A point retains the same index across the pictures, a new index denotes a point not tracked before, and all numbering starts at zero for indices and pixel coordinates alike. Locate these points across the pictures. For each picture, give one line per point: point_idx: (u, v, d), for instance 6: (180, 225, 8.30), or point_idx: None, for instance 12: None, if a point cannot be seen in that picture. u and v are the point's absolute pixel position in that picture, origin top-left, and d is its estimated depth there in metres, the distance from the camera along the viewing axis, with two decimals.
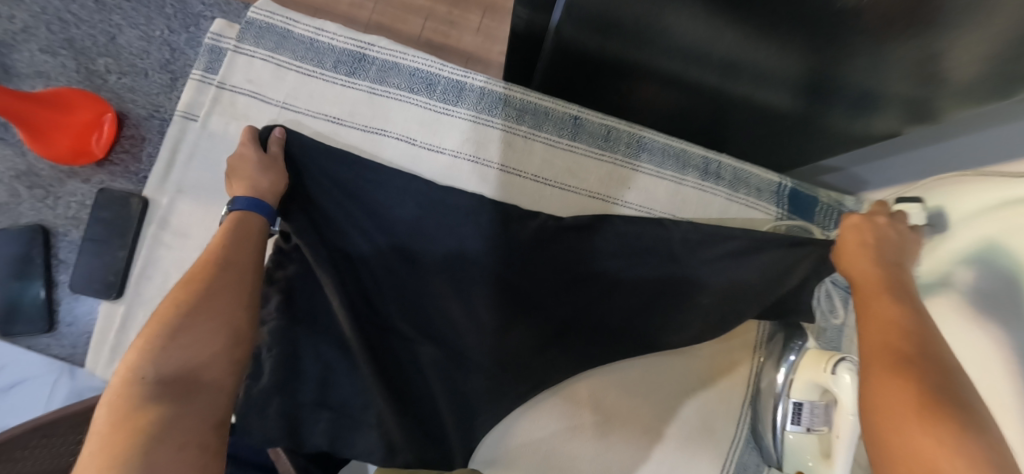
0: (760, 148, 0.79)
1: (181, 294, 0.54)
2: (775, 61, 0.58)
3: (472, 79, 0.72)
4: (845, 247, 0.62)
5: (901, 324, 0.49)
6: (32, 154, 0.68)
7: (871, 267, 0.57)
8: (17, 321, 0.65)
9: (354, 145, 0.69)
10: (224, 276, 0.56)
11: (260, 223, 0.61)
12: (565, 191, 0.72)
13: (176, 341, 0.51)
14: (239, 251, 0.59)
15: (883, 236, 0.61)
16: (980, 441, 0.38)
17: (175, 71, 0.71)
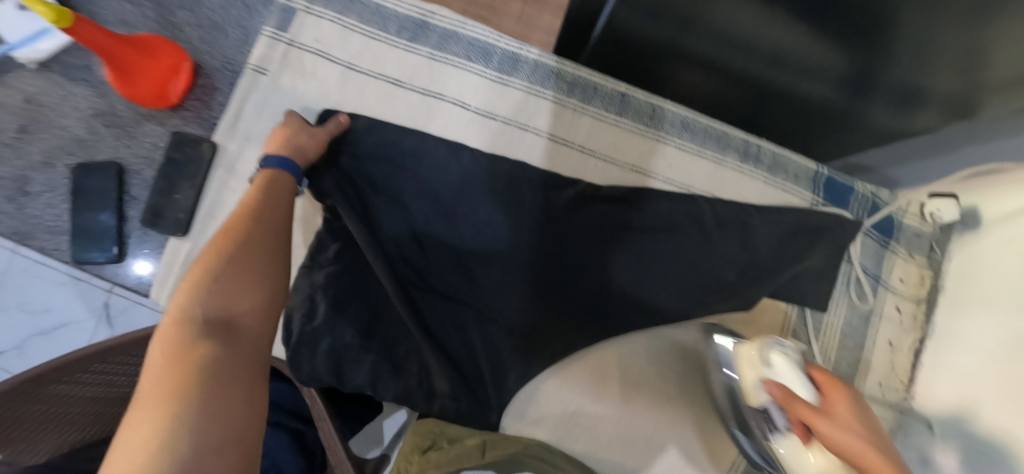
0: (796, 136, 0.80)
1: (221, 243, 0.54)
2: (823, 55, 0.60)
3: (527, 51, 0.75)
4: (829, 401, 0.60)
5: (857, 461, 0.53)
6: (112, 95, 0.72)
7: (860, 421, 0.57)
8: (91, 249, 0.69)
9: (411, 107, 0.73)
10: (261, 228, 0.57)
11: (292, 181, 0.63)
12: (608, 164, 0.75)
13: (217, 288, 0.51)
14: (276, 206, 0.60)
15: (849, 396, 0.60)
16: None
17: (247, 27, 0.75)
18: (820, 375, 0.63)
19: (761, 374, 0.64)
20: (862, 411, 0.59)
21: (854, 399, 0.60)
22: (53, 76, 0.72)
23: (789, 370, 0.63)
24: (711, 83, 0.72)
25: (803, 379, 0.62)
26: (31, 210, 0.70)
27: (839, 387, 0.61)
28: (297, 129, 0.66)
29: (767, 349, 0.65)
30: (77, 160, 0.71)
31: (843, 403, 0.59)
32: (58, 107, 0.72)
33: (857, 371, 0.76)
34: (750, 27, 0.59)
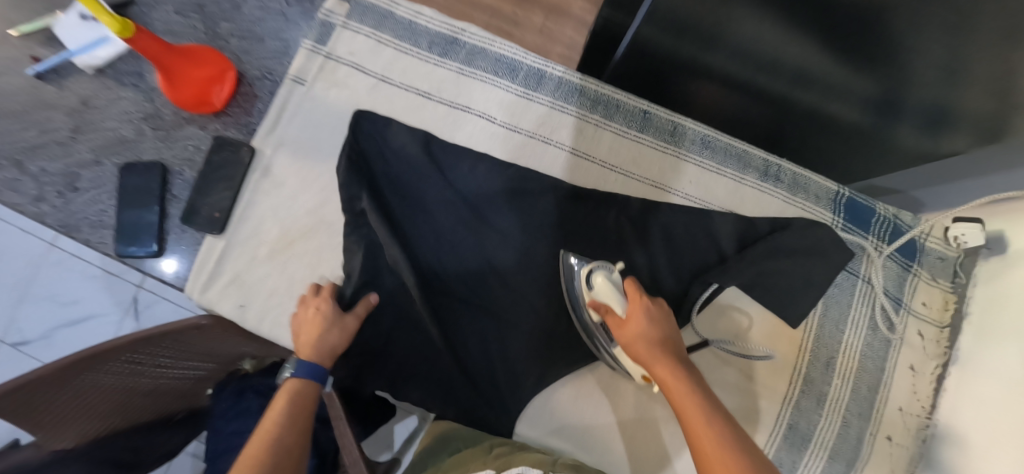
0: (829, 157, 0.84)
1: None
2: (841, 72, 0.67)
3: (552, 68, 0.77)
4: (626, 322, 0.62)
5: (714, 408, 0.55)
6: (159, 100, 0.77)
7: (670, 369, 0.58)
8: (131, 242, 0.73)
9: (439, 118, 0.76)
10: (276, 462, 0.55)
11: (315, 389, 0.62)
12: (628, 178, 0.76)
13: None
14: (293, 433, 0.57)
15: (655, 315, 0.63)
16: None
17: (288, 40, 0.79)
18: (631, 289, 0.63)
19: (586, 288, 0.66)
20: (662, 336, 0.61)
21: (648, 313, 0.62)
22: (108, 80, 0.77)
23: (606, 290, 0.64)
24: (716, 90, 0.80)
25: (617, 296, 0.63)
26: (77, 204, 0.74)
27: (643, 303, 0.63)
28: (324, 319, 0.66)
29: (594, 271, 0.65)
30: (123, 158, 0.75)
31: (642, 316, 0.62)
32: (109, 108, 0.76)
33: (878, 395, 0.74)
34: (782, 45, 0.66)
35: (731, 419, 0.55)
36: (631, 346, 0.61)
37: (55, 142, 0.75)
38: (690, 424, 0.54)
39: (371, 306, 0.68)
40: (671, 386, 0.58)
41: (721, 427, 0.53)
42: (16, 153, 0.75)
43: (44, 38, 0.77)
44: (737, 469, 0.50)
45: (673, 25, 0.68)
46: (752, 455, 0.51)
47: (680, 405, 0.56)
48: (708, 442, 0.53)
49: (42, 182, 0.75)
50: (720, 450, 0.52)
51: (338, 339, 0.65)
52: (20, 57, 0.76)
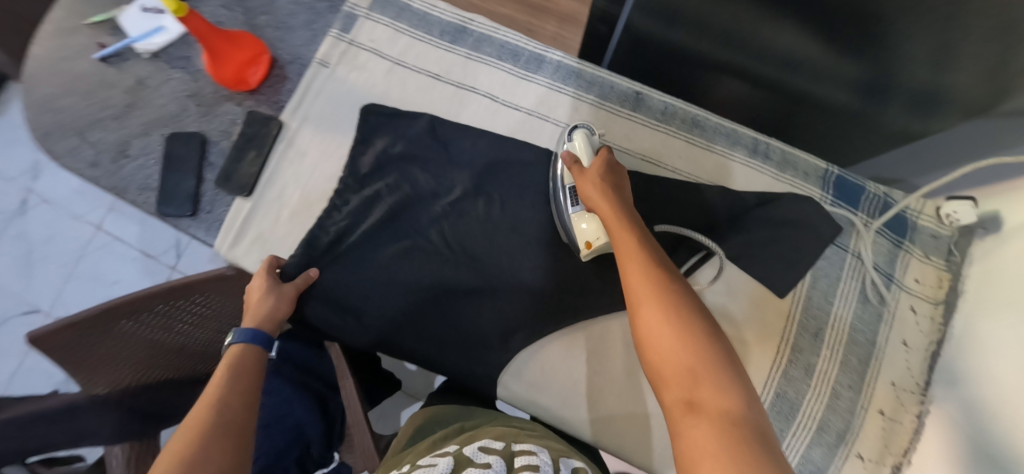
0: (831, 138, 0.87)
1: (189, 431, 0.54)
2: (815, 53, 0.72)
3: (551, 53, 0.84)
4: (582, 167, 0.68)
5: (641, 232, 0.58)
6: (203, 81, 0.87)
7: (609, 197, 0.63)
8: (172, 202, 0.82)
9: (447, 97, 0.83)
10: (227, 408, 0.57)
11: (259, 348, 0.64)
12: (622, 152, 0.80)
13: (193, 454, 0.52)
14: (241, 385, 0.60)
15: (611, 164, 0.68)
16: (685, 304, 0.51)
17: (317, 30, 0.88)
18: (601, 146, 0.70)
19: (564, 144, 0.75)
20: (613, 173, 0.67)
21: (608, 163, 0.67)
22: (160, 64, 0.88)
23: (578, 147, 0.72)
24: (720, 84, 0.86)
25: (587, 154, 0.71)
26: (127, 169, 0.84)
27: (602, 152, 0.69)
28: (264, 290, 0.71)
29: (575, 130, 0.73)
30: (169, 130, 0.85)
31: (598, 161, 0.68)
32: (161, 88, 0.87)
33: (869, 368, 0.74)
34: (786, 42, 0.73)
35: (663, 258, 0.56)
36: (584, 185, 0.66)
37: (112, 117, 0.86)
38: (614, 235, 0.59)
39: (309, 280, 0.75)
40: (608, 217, 0.61)
41: (642, 246, 0.56)
42: (79, 125, 0.86)
43: (110, 28, 0.89)
44: (642, 270, 0.54)
45: (660, 12, 0.75)
46: (667, 278, 0.53)
47: (619, 238, 0.58)
48: (628, 252, 0.56)
49: (98, 150, 0.85)
50: (640, 269, 0.53)
51: (279, 305, 0.70)
52: (88, 44, 0.88)
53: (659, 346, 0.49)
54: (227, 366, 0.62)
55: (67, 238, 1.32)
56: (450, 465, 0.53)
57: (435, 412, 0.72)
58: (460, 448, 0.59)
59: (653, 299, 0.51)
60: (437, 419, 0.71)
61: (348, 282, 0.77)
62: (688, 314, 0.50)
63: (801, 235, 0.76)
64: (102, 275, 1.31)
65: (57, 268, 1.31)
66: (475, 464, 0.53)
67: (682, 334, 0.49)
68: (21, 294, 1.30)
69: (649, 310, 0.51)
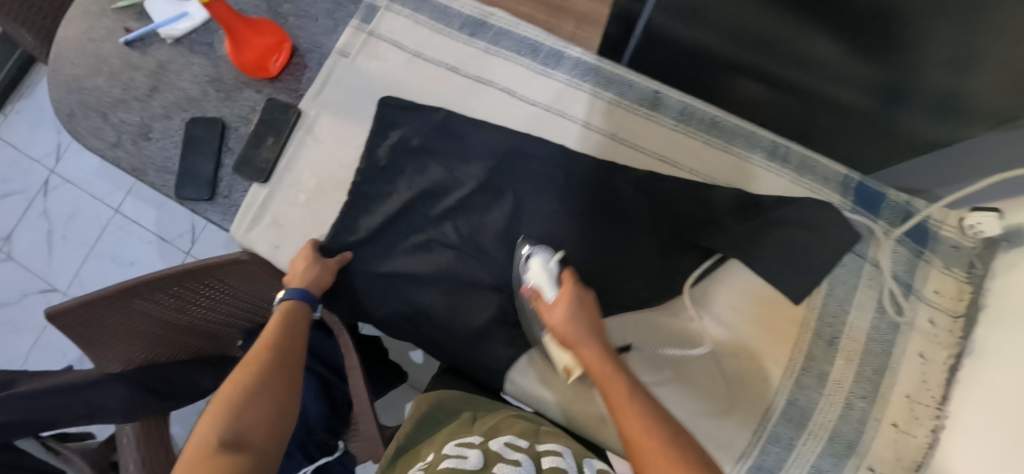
0: (853, 144, 0.84)
1: (242, 376, 0.60)
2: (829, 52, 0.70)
3: (570, 50, 0.83)
4: (554, 312, 0.64)
5: (628, 379, 0.59)
6: (223, 67, 0.86)
7: (590, 340, 0.62)
8: (190, 186, 0.83)
9: (464, 89, 0.82)
10: (277, 358, 0.63)
11: (304, 308, 0.70)
12: (638, 151, 0.79)
13: (247, 399, 0.57)
14: (290, 340, 0.65)
15: (583, 296, 0.65)
16: (691, 448, 0.53)
17: (337, 18, 0.87)
18: (565, 276, 0.66)
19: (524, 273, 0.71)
20: (585, 311, 0.64)
21: (577, 296, 0.65)
22: (182, 49, 0.88)
23: (540, 275, 0.67)
24: (734, 80, 0.84)
25: (550, 285, 0.66)
26: (148, 152, 0.85)
27: (572, 286, 0.65)
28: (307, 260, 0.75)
29: (532, 258, 0.70)
30: (190, 114, 0.85)
31: (568, 298, 0.64)
32: (182, 72, 0.87)
33: (884, 380, 0.73)
34: (800, 38, 0.70)
35: (654, 402, 0.57)
36: (559, 331, 0.63)
37: (135, 100, 0.86)
38: (602, 384, 0.59)
39: (345, 260, 0.77)
40: (598, 366, 0.60)
41: (636, 395, 0.57)
42: (104, 107, 0.86)
43: (135, 12, 0.89)
44: (640, 424, 0.54)
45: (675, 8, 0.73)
46: (666, 432, 0.54)
47: (608, 390, 0.58)
48: (619, 397, 0.57)
49: (121, 131, 0.86)
50: (643, 428, 0.54)
51: (320, 274, 0.74)
52: (114, 27, 0.88)
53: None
54: (279, 321, 0.67)
55: (87, 218, 1.35)
56: (479, 460, 0.51)
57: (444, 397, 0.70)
58: (484, 440, 0.57)
59: (659, 453, 0.52)
60: (444, 404, 0.68)
61: (362, 269, 0.78)
62: (699, 461, 0.52)
63: (823, 241, 0.74)
64: (120, 256, 1.33)
65: (77, 247, 1.34)
66: (505, 461, 0.51)
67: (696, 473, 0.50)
68: (43, 271, 1.34)
69: (653, 460, 0.52)
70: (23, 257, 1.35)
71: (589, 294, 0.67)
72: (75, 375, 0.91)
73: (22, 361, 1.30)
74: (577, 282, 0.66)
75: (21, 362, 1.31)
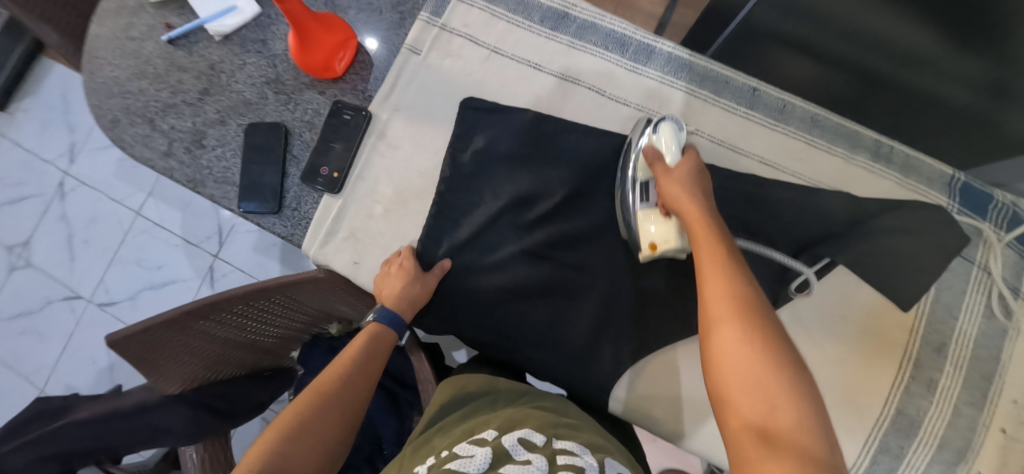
0: (956, 140, 0.81)
1: (314, 393, 0.64)
2: (936, 49, 0.68)
3: (661, 44, 0.78)
4: (667, 168, 0.63)
5: (728, 250, 0.55)
6: (282, 66, 0.80)
7: (699, 197, 0.60)
8: (254, 200, 0.77)
9: (549, 89, 0.78)
10: (349, 386, 0.66)
11: (392, 338, 0.71)
12: (737, 154, 0.76)
13: (309, 424, 0.61)
14: (368, 368, 0.68)
15: (699, 169, 0.64)
16: (770, 333, 0.50)
17: (404, 12, 0.82)
18: (688, 151, 0.65)
19: (646, 134, 0.69)
20: (699, 181, 0.63)
21: (695, 166, 0.63)
22: (234, 47, 0.81)
23: (666, 141, 0.66)
24: (836, 82, 0.82)
25: (676, 148, 0.65)
26: (204, 161, 0.79)
27: (691, 158, 0.64)
28: (405, 273, 0.71)
29: (663, 123, 0.67)
30: (247, 119, 0.79)
31: (684, 163, 0.64)
32: (235, 73, 0.80)
33: (991, 384, 0.72)
34: (898, 37, 0.69)
35: (756, 291, 0.52)
36: (666, 183, 0.62)
37: (185, 103, 0.80)
38: (698, 241, 0.57)
39: (443, 272, 0.73)
40: (698, 225, 0.58)
41: (731, 265, 0.54)
42: (150, 112, 0.80)
43: (176, 7, 0.82)
44: (725, 287, 0.52)
45: (785, 5, 0.73)
46: (758, 322, 0.50)
47: (700, 250, 0.56)
48: (710, 262, 0.54)
49: (172, 139, 0.79)
50: (725, 288, 0.52)
51: (416, 296, 0.71)
52: (154, 24, 0.82)
53: (733, 367, 0.49)
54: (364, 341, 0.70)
55: (108, 222, 1.29)
56: (486, 459, 0.53)
57: (471, 383, 0.73)
58: (499, 435, 0.58)
59: (731, 324, 0.50)
60: (468, 392, 0.72)
61: (454, 286, 0.74)
62: (773, 347, 0.49)
63: (939, 249, 0.71)
64: (146, 260, 1.28)
65: (99, 252, 1.29)
66: (514, 461, 0.53)
67: (755, 355, 0.49)
68: (66, 278, 1.29)
69: (738, 355, 0.49)
70: (42, 264, 1.30)
71: (705, 171, 0.65)
72: (133, 396, 0.86)
73: (51, 369, 1.27)
74: (696, 156, 0.65)
75: (50, 370, 1.28)
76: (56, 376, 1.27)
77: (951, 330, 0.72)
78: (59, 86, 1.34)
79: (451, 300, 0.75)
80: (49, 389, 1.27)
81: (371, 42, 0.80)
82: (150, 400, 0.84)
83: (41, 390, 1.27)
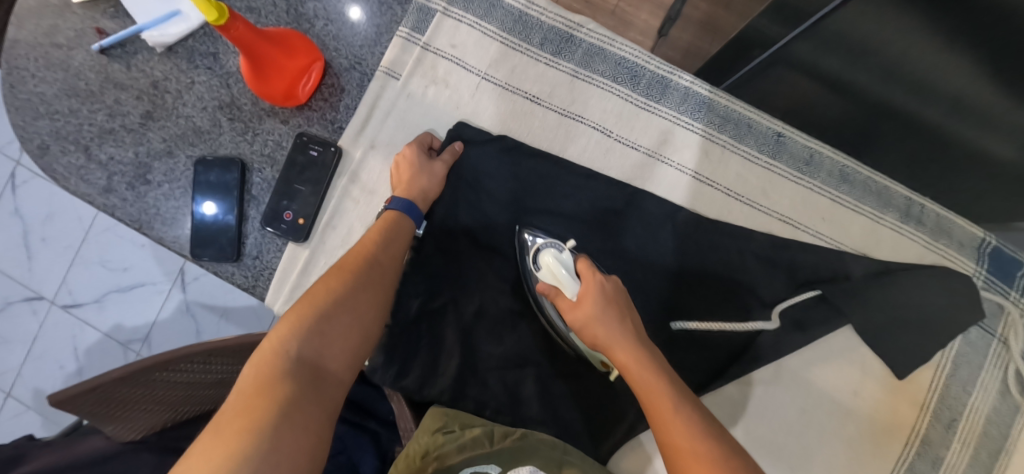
0: None
1: (336, 276, 0.56)
2: (994, 99, 0.54)
3: (678, 76, 0.69)
4: (575, 300, 0.59)
5: (667, 378, 0.53)
6: (237, 88, 0.69)
7: (625, 333, 0.56)
8: (207, 247, 0.67)
9: (549, 128, 0.69)
10: (371, 269, 0.58)
11: (410, 226, 0.63)
12: (755, 209, 0.68)
13: (332, 314, 0.53)
14: (389, 251, 0.60)
15: (609, 288, 0.59)
16: None
17: (381, 25, 0.69)
18: (581, 266, 0.60)
19: (535, 271, 0.63)
20: (613, 301, 0.58)
21: (604, 291, 0.58)
22: (179, 61, 0.69)
23: (556, 272, 0.60)
24: (850, 119, 0.69)
25: (566, 275, 0.60)
26: (151, 199, 0.69)
27: (595, 275, 0.59)
28: (412, 165, 0.65)
29: (540, 253, 0.62)
30: (199, 151, 0.69)
31: (593, 290, 0.58)
32: (183, 94, 0.69)
33: (999, 461, 0.67)
34: (949, 83, 0.55)
35: (696, 405, 0.51)
36: (584, 325, 0.58)
37: (125, 128, 0.69)
38: (631, 371, 0.54)
39: (456, 154, 0.67)
40: (627, 364, 0.54)
41: (676, 399, 0.51)
42: (85, 138, 0.69)
43: (108, 7, 0.70)
44: (677, 424, 0.49)
45: (827, 41, 0.61)
46: (726, 450, 0.48)
47: (643, 387, 0.53)
48: (656, 391, 0.52)
49: (113, 172, 0.69)
50: (682, 428, 0.49)
51: (428, 183, 0.64)
52: (84, 29, 0.69)
53: None
54: (379, 229, 0.62)
55: (66, 217, 1.22)
56: None
57: (462, 416, 0.63)
58: None
59: None
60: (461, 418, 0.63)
61: (437, 350, 0.67)
62: None
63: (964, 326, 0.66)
64: (111, 261, 1.21)
65: (58, 251, 1.22)
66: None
67: None
68: (25, 278, 1.23)
69: None
70: None
71: (617, 287, 0.60)
72: (90, 443, 0.80)
73: (15, 373, 1.22)
74: (600, 270, 0.60)
75: (15, 374, 1.22)
76: (22, 380, 1.22)
77: (964, 406, 0.68)
78: None
79: (434, 366, 0.67)
80: (16, 393, 1.22)
81: (354, 11, 0.68)
82: (107, 448, 0.77)
83: (8, 393, 1.22)
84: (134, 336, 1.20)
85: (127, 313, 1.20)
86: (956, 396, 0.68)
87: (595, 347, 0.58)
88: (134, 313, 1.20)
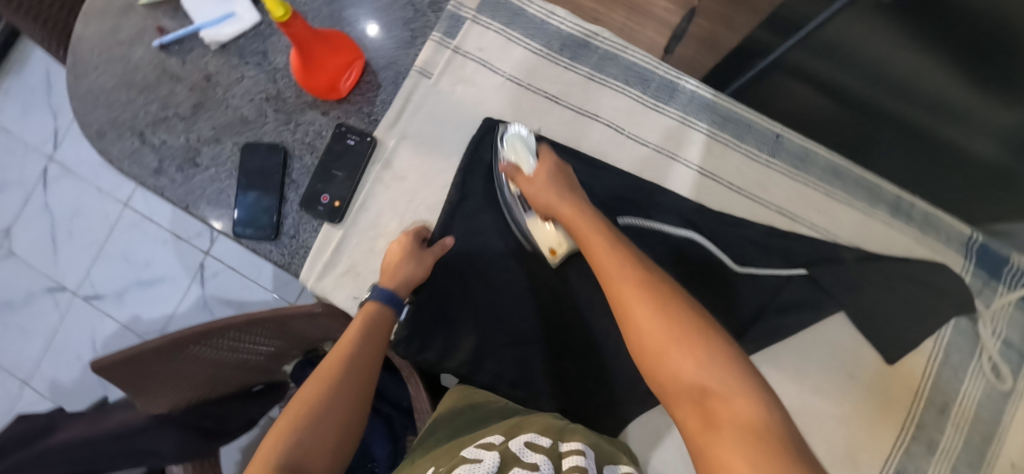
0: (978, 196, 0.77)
1: (317, 385, 0.59)
2: (968, 98, 0.60)
3: (684, 81, 0.75)
4: (531, 176, 0.69)
5: (606, 233, 0.62)
6: (282, 82, 0.76)
7: (569, 198, 0.66)
8: (248, 226, 0.72)
9: (566, 124, 0.75)
10: (350, 372, 0.61)
11: (389, 320, 0.66)
12: (756, 202, 0.74)
13: (310, 423, 0.56)
14: (368, 349, 0.63)
15: (557, 171, 0.69)
16: (677, 300, 0.54)
17: (415, 30, 0.76)
18: (542, 151, 0.71)
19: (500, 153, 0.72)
20: (563, 177, 0.69)
21: (554, 168, 0.69)
22: (230, 58, 0.76)
23: (518, 151, 0.71)
24: (844, 122, 0.76)
25: (529, 156, 0.70)
26: (197, 181, 0.75)
27: (548, 157, 0.70)
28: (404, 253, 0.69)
29: (509, 132, 0.72)
30: (244, 138, 0.75)
31: (545, 167, 0.69)
32: (233, 87, 0.76)
33: (991, 446, 0.71)
34: (927, 83, 0.62)
35: (627, 246, 0.61)
36: (536, 197, 0.67)
37: (177, 117, 0.76)
38: (575, 230, 0.64)
39: (445, 248, 0.71)
40: (572, 218, 0.64)
41: (612, 242, 0.60)
42: (140, 125, 0.76)
43: (168, 9, 0.77)
44: (611, 257, 0.58)
45: (818, 48, 0.68)
46: (652, 275, 0.56)
47: (585, 240, 0.62)
48: (595, 240, 0.61)
49: (163, 156, 0.75)
50: (616, 261, 0.58)
51: (413, 271, 0.68)
52: (145, 27, 0.77)
53: (655, 347, 0.52)
54: (360, 325, 0.64)
55: (94, 213, 1.28)
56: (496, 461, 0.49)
57: (478, 397, 0.68)
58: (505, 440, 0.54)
59: (656, 310, 0.53)
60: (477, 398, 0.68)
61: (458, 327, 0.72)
62: (668, 296, 0.54)
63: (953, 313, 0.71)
64: (134, 256, 1.26)
65: (85, 245, 1.27)
66: (520, 464, 0.48)
67: (702, 351, 0.50)
68: (50, 271, 1.28)
69: (652, 325, 0.52)
70: (26, 254, 1.29)
71: (567, 171, 0.71)
72: (119, 417, 0.83)
73: (33, 362, 1.25)
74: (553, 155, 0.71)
75: (33, 364, 1.26)
76: (39, 370, 1.25)
77: (956, 392, 0.72)
78: (44, 69, 1.33)
79: (455, 342, 0.71)
80: (33, 382, 1.25)
81: (369, 30, 0.75)
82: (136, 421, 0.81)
83: (25, 383, 1.26)
84: (151, 329, 1.24)
85: (148, 307, 1.25)
86: (948, 382, 0.72)
87: (547, 214, 0.68)
88: (155, 307, 1.25)
